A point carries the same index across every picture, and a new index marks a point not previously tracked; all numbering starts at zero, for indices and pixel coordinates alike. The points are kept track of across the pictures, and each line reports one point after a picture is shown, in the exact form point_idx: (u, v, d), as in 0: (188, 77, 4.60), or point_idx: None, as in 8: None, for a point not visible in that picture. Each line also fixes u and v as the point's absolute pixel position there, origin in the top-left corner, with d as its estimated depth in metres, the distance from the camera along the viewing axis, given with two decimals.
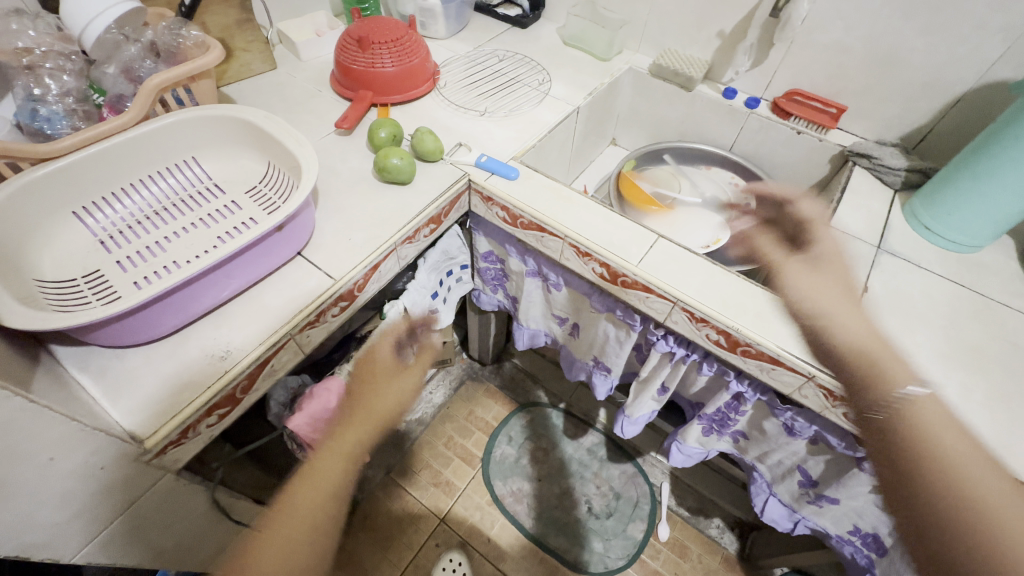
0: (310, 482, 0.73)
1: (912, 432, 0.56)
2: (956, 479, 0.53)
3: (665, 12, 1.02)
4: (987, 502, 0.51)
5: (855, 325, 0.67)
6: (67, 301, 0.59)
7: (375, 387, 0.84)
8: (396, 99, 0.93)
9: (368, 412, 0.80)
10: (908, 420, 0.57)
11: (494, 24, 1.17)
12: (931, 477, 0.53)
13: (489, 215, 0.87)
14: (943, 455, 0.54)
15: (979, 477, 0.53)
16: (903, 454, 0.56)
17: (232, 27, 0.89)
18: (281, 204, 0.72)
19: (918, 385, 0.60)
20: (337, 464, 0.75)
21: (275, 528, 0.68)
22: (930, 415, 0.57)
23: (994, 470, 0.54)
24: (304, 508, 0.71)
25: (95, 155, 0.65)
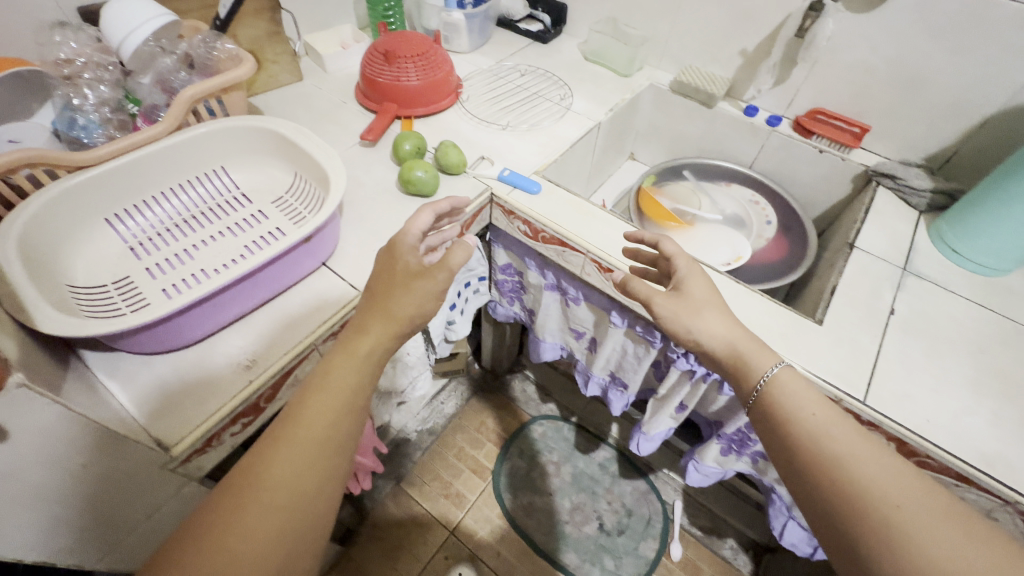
0: (327, 382, 0.50)
1: (782, 413, 0.52)
2: (825, 459, 0.47)
3: (687, 29, 1.03)
4: (860, 477, 0.45)
5: (713, 320, 0.59)
6: (98, 307, 0.60)
7: (391, 287, 0.55)
8: (419, 112, 0.94)
9: (388, 314, 0.54)
10: (769, 400, 0.53)
11: (515, 39, 1.18)
12: (807, 466, 0.48)
13: (510, 228, 0.87)
14: (815, 446, 0.48)
15: (859, 468, 0.45)
16: (786, 440, 0.51)
17: (262, 40, 0.89)
18: (309, 215, 0.73)
19: (780, 364, 0.55)
20: (351, 360, 0.52)
21: (287, 445, 0.47)
22: (792, 390, 0.53)
23: (906, 476, 0.45)
24: (320, 419, 0.49)
25: (129, 163, 0.66)
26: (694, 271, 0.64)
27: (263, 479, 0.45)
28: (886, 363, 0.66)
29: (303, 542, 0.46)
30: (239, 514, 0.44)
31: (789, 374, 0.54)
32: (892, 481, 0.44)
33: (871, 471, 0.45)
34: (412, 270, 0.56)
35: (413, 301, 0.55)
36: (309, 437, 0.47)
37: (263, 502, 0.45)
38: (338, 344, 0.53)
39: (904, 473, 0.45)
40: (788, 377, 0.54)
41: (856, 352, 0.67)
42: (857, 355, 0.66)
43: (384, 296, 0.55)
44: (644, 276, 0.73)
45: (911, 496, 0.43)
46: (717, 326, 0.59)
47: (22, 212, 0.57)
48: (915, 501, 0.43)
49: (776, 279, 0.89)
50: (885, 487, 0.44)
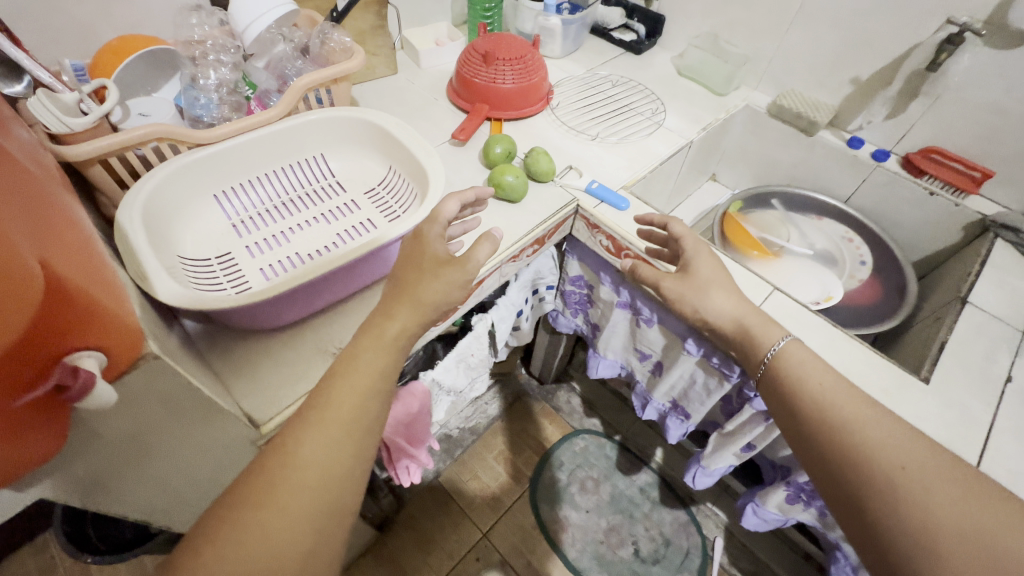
0: (355, 364, 0.50)
1: (794, 387, 0.58)
2: (832, 423, 0.53)
3: (794, 51, 0.98)
4: (864, 436, 0.51)
5: (722, 295, 0.65)
6: (203, 280, 0.63)
7: (417, 275, 0.55)
8: (509, 115, 0.93)
9: (414, 299, 0.53)
10: (782, 375, 0.59)
11: (608, 47, 1.16)
12: (816, 432, 0.54)
13: (591, 242, 0.85)
14: (822, 411, 0.54)
15: (863, 431, 0.51)
16: (797, 413, 0.57)
17: (366, 32, 0.93)
18: (402, 213, 0.74)
19: (786, 337, 0.62)
20: (379, 346, 0.51)
21: (315, 424, 0.47)
22: (802, 366, 0.58)
23: (910, 438, 0.50)
24: (349, 402, 0.48)
25: (241, 145, 0.68)
26: (702, 251, 0.68)
27: (291, 458, 0.45)
28: (1002, 435, 0.60)
29: (329, 518, 0.45)
30: (269, 488, 0.44)
31: (797, 351, 0.60)
32: (892, 443, 0.49)
33: (873, 433, 0.51)
34: (440, 258, 0.56)
35: (438, 289, 0.54)
36: (337, 418, 0.47)
37: (294, 478, 0.44)
38: (364, 329, 0.53)
39: (907, 437, 0.50)
40: (796, 355, 0.59)
41: (967, 419, 0.61)
42: (968, 422, 0.61)
43: (409, 282, 0.54)
44: (658, 257, 0.76)
45: (911, 455, 0.48)
46: (725, 303, 0.65)
47: (146, 184, 0.61)
48: (916, 462, 0.48)
49: (869, 325, 0.83)
50: (884, 447, 0.49)
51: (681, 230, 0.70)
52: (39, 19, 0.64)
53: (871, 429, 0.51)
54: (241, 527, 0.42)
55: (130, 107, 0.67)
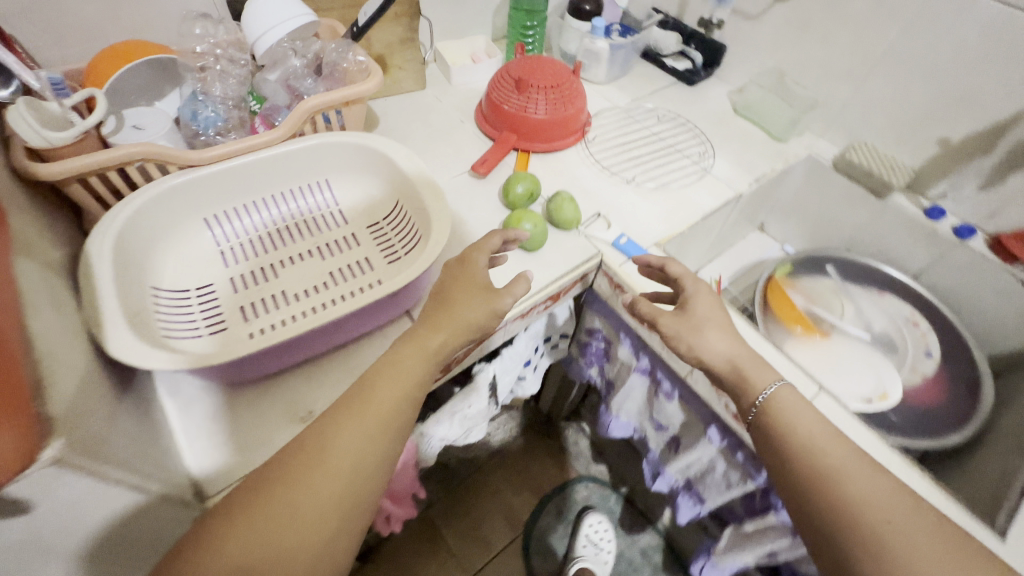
0: (396, 368, 0.47)
1: (785, 435, 0.50)
2: (824, 478, 0.46)
3: (873, 101, 0.85)
4: (858, 494, 0.44)
5: (728, 342, 0.56)
6: (176, 318, 0.58)
7: (459, 295, 0.52)
8: (538, 147, 0.85)
9: (455, 316, 0.51)
10: (776, 422, 0.51)
11: (658, 75, 1.05)
12: (808, 485, 0.47)
13: (613, 302, 0.76)
14: (813, 459, 0.47)
15: (857, 484, 0.45)
16: (785, 460, 0.49)
17: (394, 45, 0.86)
18: (403, 257, 0.66)
19: (778, 380, 0.53)
20: (417, 355, 0.48)
21: (346, 422, 0.44)
22: (795, 411, 0.51)
23: (901, 495, 0.44)
24: (386, 405, 0.46)
25: (237, 168, 0.62)
26: (705, 292, 0.60)
27: (323, 452, 0.42)
28: None
29: (351, 521, 0.42)
30: (296, 480, 0.41)
31: (790, 396, 0.52)
32: (883, 502, 0.44)
33: (864, 489, 0.44)
34: (485, 283, 0.54)
35: (483, 308, 0.52)
36: (372, 419, 0.45)
37: (320, 473, 0.41)
38: (405, 337, 0.50)
39: (895, 492, 0.44)
40: (790, 399, 0.52)
41: None
42: None
43: (454, 296, 0.52)
44: (657, 299, 0.66)
45: (901, 514, 0.43)
46: (719, 343, 0.56)
47: (124, 209, 0.55)
48: (911, 526, 0.42)
49: (930, 437, 0.71)
50: (877, 509, 0.43)
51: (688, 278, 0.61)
52: (42, 18, 0.60)
53: (861, 483, 0.45)
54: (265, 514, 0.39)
55: (125, 118, 0.62)
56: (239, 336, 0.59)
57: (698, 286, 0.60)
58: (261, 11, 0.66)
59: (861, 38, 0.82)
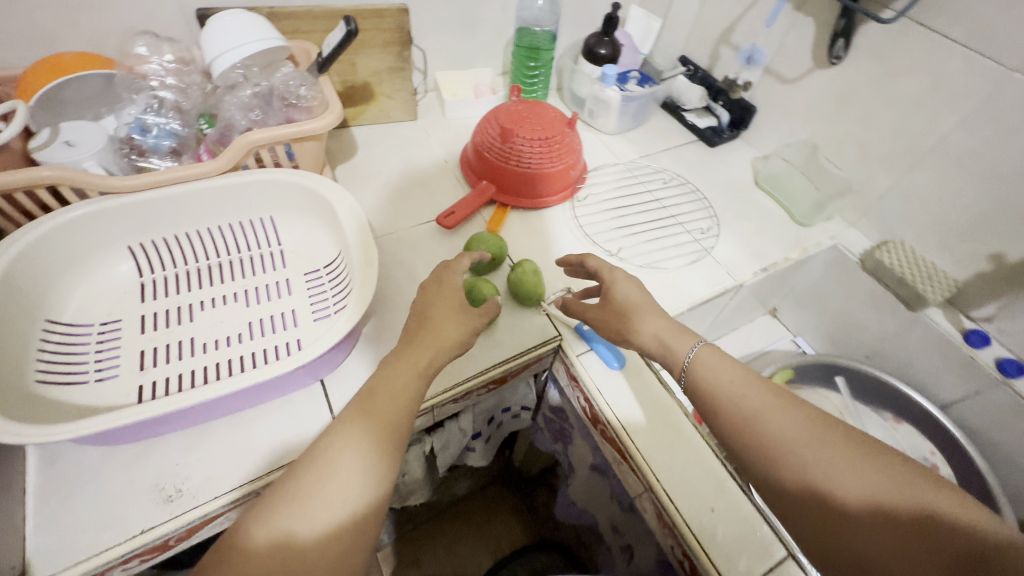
0: (388, 383, 0.46)
1: (706, 391, 0.49)
2: (746, 422, 0.45)
3: (915, 197, 0.72)
4: (774, 431, 0.44)
5: (650, 319, 0.53)
6: (65, 359, 0.52)
7: (441, 316, 0.51)
8: (519, 203, 0.76)
9: (435, 338, 0.49)
10: (696, 382, 0.49)
11: (677, 130, 0.95)
12: (739, 440, 0.46)
13: (569, 392, 0.67)
14: (735, 408, 0.46)
15: (773, 422, 0.44)
16: (717, 418, 0.48)
17: (382, 73, 0.80)
18: (333, 314, 0.59)
19: (699, 342, 0.51)
20: (411, 371, 0.47)
21: (349, 433, 0.43)
22: (718, 368, 0.49)
23: (817, 423, 0.44)
24: (387, 415, 0.45)
25: (171, 196, 0.58)
26: (619, 274, 0.57)
27: (337, 466, 0.42)
28: None
29: (378, 516, 0.43)
30: (322, 478, 0.41)
31: (709, 354, 0.50)
32: (806, 435, 0.43)
33: (782, 425, 0.44)
34: (458, 305, 0.53)
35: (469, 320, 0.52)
36: (378, 429, 0.44)
37: (347, 471, 0.42)
38: (394, 355, 0.49)
39: (813, 423, 0.44)
40: (710, 360, 0.50)
41: None
42: None
43: (434, 320, 0.51)
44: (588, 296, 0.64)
45: (819, 437, 0.43)
46: (646, 325, 0.53)
47: (25, 235, 0.51)
48: (835, 450, 0.42)
49: None
50: (797, 440, 0.43)
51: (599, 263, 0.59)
52: None
53: (782, 421, 0.44)
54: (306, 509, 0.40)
55: (61, 131, 0.57)
56: (128, 387, 0.53)
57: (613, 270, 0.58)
58: (221, 30, 0.61)
59: (907, 125, 0.70)
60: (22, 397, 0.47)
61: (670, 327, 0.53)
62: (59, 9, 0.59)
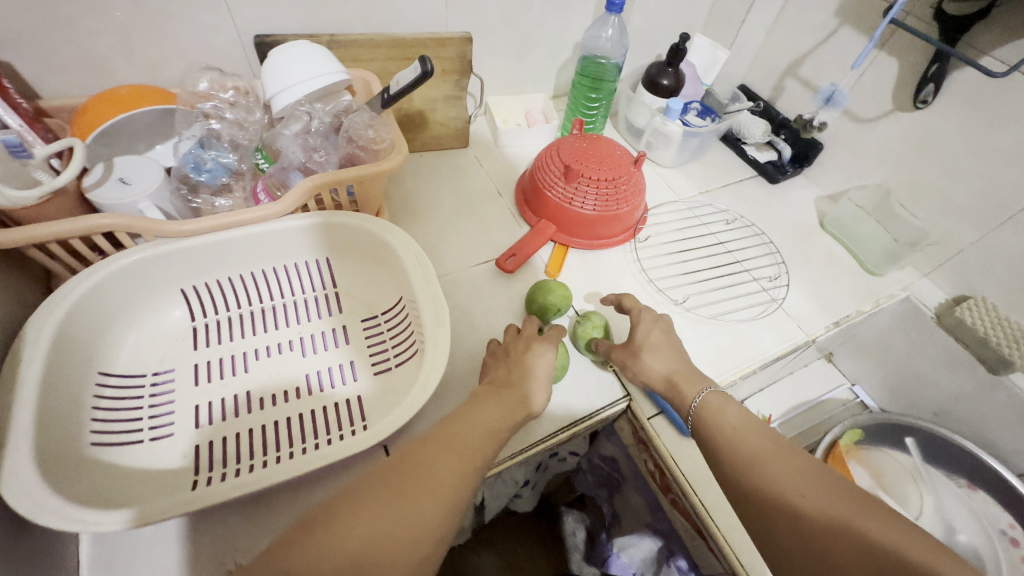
0: (472, 416, 0.47)
1: (711, 433, 0.47)
2: (745, 467, 0.43)
3: (1002, 257, 0.68)
4: (773, 476, 0.41)
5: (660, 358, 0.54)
6: (117, 415, 0.49)
7: (524, 373, 0.52)
8: (580, 243, 0.73)
9: (524, 390, 0.51)
10: (702, 423, 0.48)
11: (736, 165, 0.90)
12: (740, 487, 0.43)
13: (635, 452, 0.64)
14: (736, 451, 0.44)
15: (771, 469, 0.42)
16: (719, 463, 0.45)
17: (438, 101, 0.76)
18: (393, 368, 0.56)
19: (707, 390, 0.50)
20: (504, 411, 0.48)
21: (431, 445, 0.43)
22: (723, 413, 0.48)
23: (818, 471, 0.41)
24: (476, 440, 0.45)
25: (227, 241, 0.55)
26: (647, 315, 0.58)
27: (422, 475, 0.41)
28: None
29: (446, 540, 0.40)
30: (409, 488, 0.40)
31: (716, 399, 0.49)
32: (803, 479, 0.40)
33: (779, 471, 0.41)
34: (531, 370, 0.52)
35: (540, 388, 0.52)
36: (466, 453, 0.44)
37: (435, 483, 0.41)
38: (485, 393, 0.50)
39: (814, 472, 0.41)
40: (713, 406, 0.48)
41: None
42: None
43: (520, 370, 0.52)
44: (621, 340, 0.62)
45: (819, 487, 0.39)
46: (654, 364, 0.54)
47: (82, 283, 0.49)
48: (835, 497, 0.39)
49: None
50: (794, 484, 0.40)
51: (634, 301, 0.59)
52: (43, 45, 0.54)
53: (779, 465, 0.42)
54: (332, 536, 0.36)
55: (114, 167, 0.54)
56: (184, 447, 0.50)
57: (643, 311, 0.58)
58: (284, 65, 0.57)
59: (997, 183, 0.66)
60: (79, 465, 0.44)
61: (682, 368, 0.53)
62: (116, 36, 0.56)
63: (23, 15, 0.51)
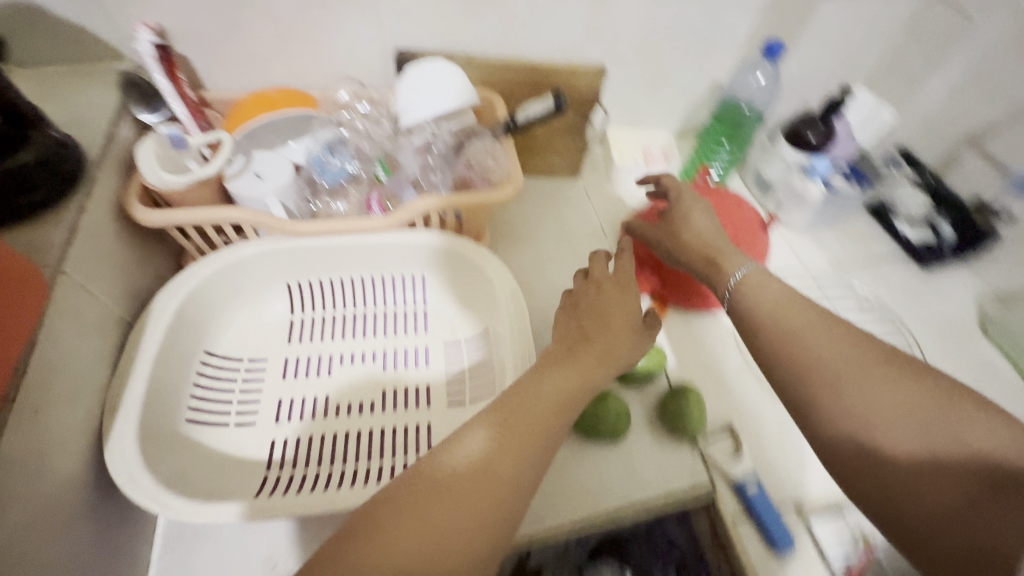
0: (538, 391, 0.39)
1: (752, 304, 0.45)
2: (786, 335, 0.41)
3: None
4: (816, 343, 0.39)
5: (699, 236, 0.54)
6: (212, 395, 0.52)
7: (607, 333, 0.44)
8: (681, 302, 0.67)
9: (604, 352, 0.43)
10: (741, 295, 0.46)
11: (881, 239, 0.79)
12: (775, 357, 0.41)
13: (709, 550, 0.57)
14: (775, 322, 0.42)
15: (813, 338, 0.40)
16: (755, 330, 0.43)
17: (559, 129, 0.73)
18: (467, 403, 0.54)
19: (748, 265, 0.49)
20: (580, 376, 0.41)
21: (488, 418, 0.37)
22: (766, 286, 0.45)
23: (860, 345, 0.39)
24: (547, 405, 0.38)
25: (336, 245, 0.56)
26: (689, 196, 0.58)
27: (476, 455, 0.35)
28: None
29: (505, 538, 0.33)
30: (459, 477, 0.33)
31: (758, 275, 0.47)
32: (844, 350, 0.38)
33: (820, 340, 0.39)
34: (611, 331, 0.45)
35: (621, 351, 0.44)
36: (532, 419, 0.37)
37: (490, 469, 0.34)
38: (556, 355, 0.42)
39: (853, 343, 0.39)
40: (756, 280, 0.46)
41: None
42: None
43: (595, 328, 0.44)
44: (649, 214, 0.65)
45: (859, 355, 0.38)
46: (693, 240, 0.54)
47: (206, 266, 0.52)
48: (877, 369, 0.37)
49: None
50: (833, 353, 0.38)
51: (672, 181, 0.59)
52: (216, 44, 0.59)
53: (820, 334, 0.40)
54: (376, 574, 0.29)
55: (252, 160, 0.57)
56: (262, 440, 0.51)
57: (681, 192, 0.59)
58: (418, 80, 0.58)
59: None
60: (170, 438, 0.46)
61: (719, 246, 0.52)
62: (275, 40, 0.60)
63: (206, 16, 0.56)
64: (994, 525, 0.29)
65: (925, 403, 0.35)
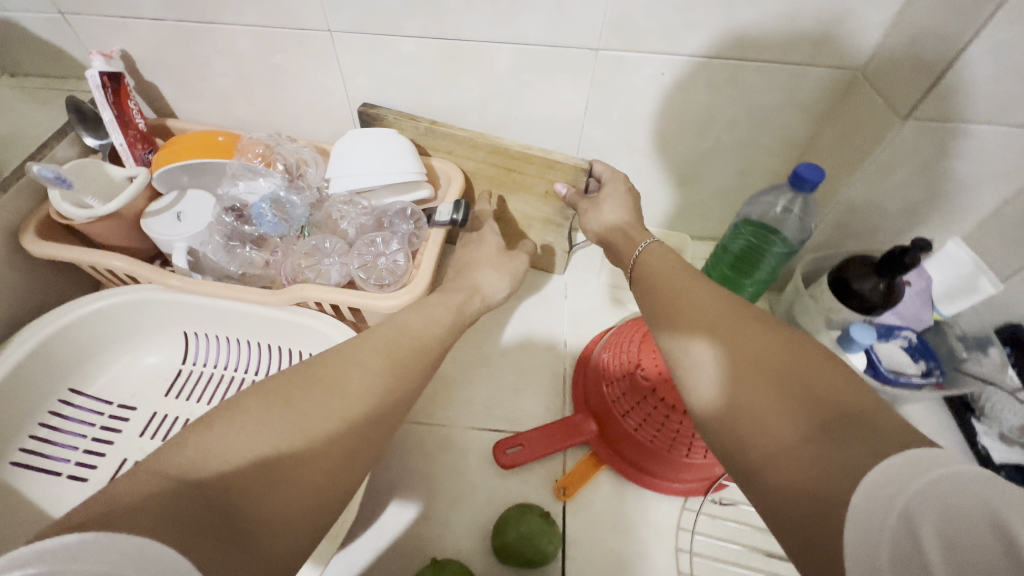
0: (404, 324, 0.41)
1: (644, 276, 0.41)
2: (669, 309, 0.36)
3: None
4: (705, 318, 0.33)
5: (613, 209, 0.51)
6: (58, 438, 0.50)
7: (478, 263, 0.53)
8: (624, 468, 0.52)
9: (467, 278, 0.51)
10: (639, 268, 0.42)
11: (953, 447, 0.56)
12: (661, 328, 0.35)
13: None
14: (665, 290, 0.37)
15: (690, 304, 0.34)
16: (654, 293, 0.38)
17: (537, 219, 0.62)
18: None
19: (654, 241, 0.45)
20: (447, 306, 0.45)
21: (348, 347, 0.36)
22: (665, 256, 0.42)
23: (740, 310, 0.32)
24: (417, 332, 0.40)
25: (224, 307, 0.51)
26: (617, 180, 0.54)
27: (333, 369, 0.34)
28: None
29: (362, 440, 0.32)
30: (312, 391, 0.32)
31: (658, 249, 0.43)
32: (719, 314, 0.32)
33: (698, 308, 0.33)
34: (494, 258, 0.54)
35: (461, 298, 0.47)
36: (402, 343, 0.39)
37: (345, 388, 0.33)
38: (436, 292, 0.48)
39: (732, 307, 0.33)
40: (655, 250, 0.43)
41: None
42: None
43: (467, 264, 0.53)
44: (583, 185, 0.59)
45: (737, 319, 0.31)
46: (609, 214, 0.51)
47: (90, 302, 0.51)
48: (756, 337, 0.30)
49: None
50: (708, 318, 0.32)
51: (606, 169, 0.55)
52: (182, 77, 0.58)
53: (700, 300, 0.34)
54: (216, 455, 0.26)
55: (180, 201, 0.54)
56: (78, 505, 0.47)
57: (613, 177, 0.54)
58: (350, 150, 0.51)
59: None
60: None
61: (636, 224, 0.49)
62: (239, 80, 0.58)
63: (171, 50, 0.55)
64: (839, 478, 0.22)
65: (794, 359, 0.28)
